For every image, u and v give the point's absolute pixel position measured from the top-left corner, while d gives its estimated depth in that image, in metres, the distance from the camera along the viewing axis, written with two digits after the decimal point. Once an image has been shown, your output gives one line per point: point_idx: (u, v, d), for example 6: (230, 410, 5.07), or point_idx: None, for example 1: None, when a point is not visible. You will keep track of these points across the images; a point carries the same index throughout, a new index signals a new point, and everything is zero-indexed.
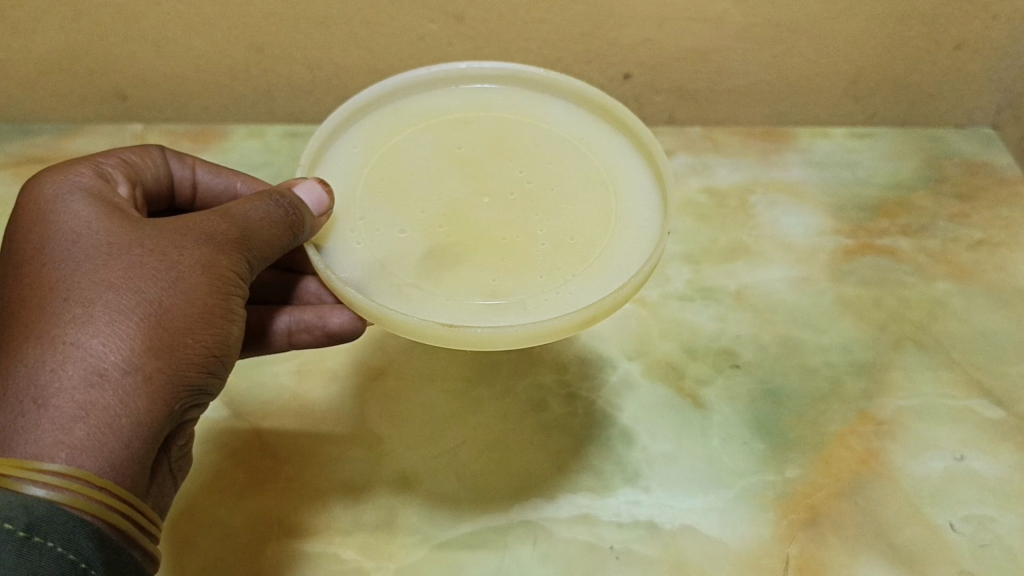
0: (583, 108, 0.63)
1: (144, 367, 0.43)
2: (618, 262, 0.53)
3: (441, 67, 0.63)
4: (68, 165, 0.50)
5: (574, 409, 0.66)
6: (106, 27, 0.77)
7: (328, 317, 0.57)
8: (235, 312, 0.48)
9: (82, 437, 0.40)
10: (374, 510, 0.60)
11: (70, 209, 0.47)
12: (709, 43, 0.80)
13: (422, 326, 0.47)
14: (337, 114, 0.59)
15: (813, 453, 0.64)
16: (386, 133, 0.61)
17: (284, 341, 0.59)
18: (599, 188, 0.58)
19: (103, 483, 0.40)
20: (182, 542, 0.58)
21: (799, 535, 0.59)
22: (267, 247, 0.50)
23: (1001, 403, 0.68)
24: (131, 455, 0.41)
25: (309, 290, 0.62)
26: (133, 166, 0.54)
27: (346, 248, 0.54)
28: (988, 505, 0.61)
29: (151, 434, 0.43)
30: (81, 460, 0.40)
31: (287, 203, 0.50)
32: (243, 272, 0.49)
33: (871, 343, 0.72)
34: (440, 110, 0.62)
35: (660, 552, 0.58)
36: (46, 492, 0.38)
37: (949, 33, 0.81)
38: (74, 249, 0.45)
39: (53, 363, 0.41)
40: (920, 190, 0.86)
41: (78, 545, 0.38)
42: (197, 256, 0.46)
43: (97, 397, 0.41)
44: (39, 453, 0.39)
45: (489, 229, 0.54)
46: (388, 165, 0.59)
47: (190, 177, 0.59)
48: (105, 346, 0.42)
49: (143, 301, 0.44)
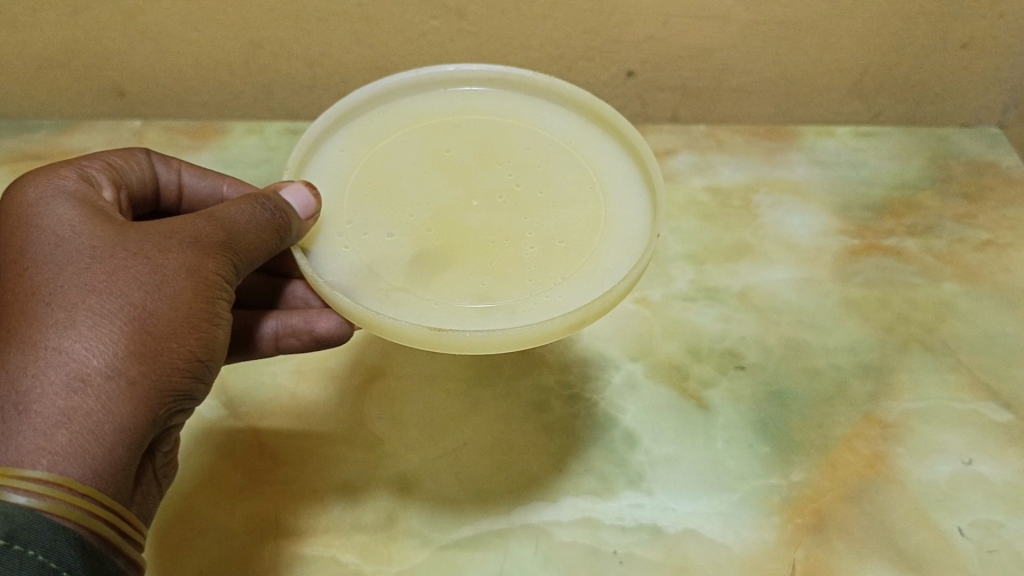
0: (572, 111, 0.62)
1: (128, 372, 0.42)
2: (607, 266, 0.52)
3: (429, 71, 0.62)
4: (52, 169, 0.49)
5: (575, 411, 0.65)
6: (103, 22, 0.77)
7: (316, 322, 0.56)
8: (221, 316, 0.47)
9: (64, 443, 0.39)
10: (373, 511, 0.59)
11: (53, 212, 0.46)
12: (714, 40, 0.79)
13: (408, 329, 0.46)
14: (326, 116, 0.59)
15: (818, 456, 0.63)
16: (376, 136, 0.60)
17: (271, 347, 0.58)
18: (589, 192, 0.57)
19: (86, 490, 0.39)
20: (177, 543, 0.57)
21: (804, 540, 0.58)
22: (253, 250, 0.49)
23: (1008, 406, 0.67)
24: (115, 461, 0.41)
25: (297, 294, 0.61)
26: (118, 170, 0.53)
27: (333, 252, 0.53)
28: (995, 510, 0.60)
29: (136, 440, 0.42)
30: (63, 466, 0.39)
31: (273, 206, 0.49)
32: (229, 276, 0.48)
33: (877, 345, 0.71)
34: (429, 114, 0.61)
35: (663, 556, 0.57)
36: (27, 500, 0.37)
37: (956, 32, 0.80)
38: (57, 253, 0.44)
39: (35, 369, 0.40)
40: (927, 189, 0.85)
41: (60, 553, 0.37)
42: (182, 259, 0.46)
43: (80, 403, 0.40)
44: (21, 459, 0.38)
45: (477, 233, 0.53)
46: (377, 168, 0.58)
47: (176, 181, 0.58)
48: (88, 351, 0.41)
49: (127, 305, 0.43)
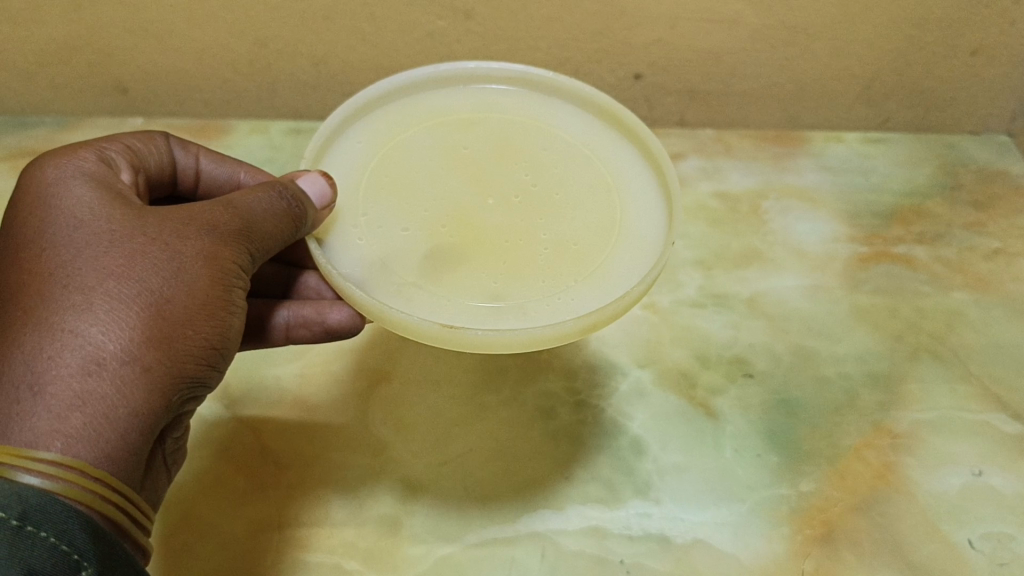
0: (590, 114, 0.61)
1: (143, 358, 0.41)
2: (621, 272, 0.51)
3: (450, 66, 0.61)
4: (71, 149, 0.48)
5: (583, 418, 0.65)
6: (106, 17, 0.76)
7: (328, 314, 0.55)
8: (236, 305, 0.46)
9: (78, 427, 0.38)
10: (379, 516, 0.58)
11: (71, 194, 0.45)
12: (722, 43, 0.78)
13: (419, 325, 0.45)
14: (342, 109, 0.57)
15: (828, 467, 0.62)
16: (392, 130, 0.59)
17: (282, 337, 0.57)
18: (604, 196, 0.56)
19: (98, 474, 0.38)
20: (180, 547, 0.56)
21: (814, 551, 0.58)
22: (268, 240, 0.48)
23: (1018, 417, 0.66)
24: (128, 447, 0.40)
25: (310, 285, 0.60)
26: (136, 153, 0.52)
27: (347, 245, 0.52)
28: (1006, 522, 0.60)
29: (149, 426, 0.41)
30: (76, 450, 0.38)
31: (290, 195, 0.48)
32: (244, 265, 0.47)
33: (886, 353, 0.70)
34: (447, 110, 0.61)
35: (672, 566, 0.56)
36: (39, 481, 0.36)
37: (965, 38, 0.79)
38: (74, 235, 0.43)
39: (50, 351, 0.39)
40: (935, 197, 0.84)
41: (73, 535, 0.36)
42: (200, 247, 0.45)
43: (95, 386, 0.39)
44: (33, 442, 0.37)
45: (493, 232, 0.53)
46: (392, 163, 0.57)
47: (194, 166, 0.57)
48: (104, 334, 0.40)
49: (144, 290, 0.42)
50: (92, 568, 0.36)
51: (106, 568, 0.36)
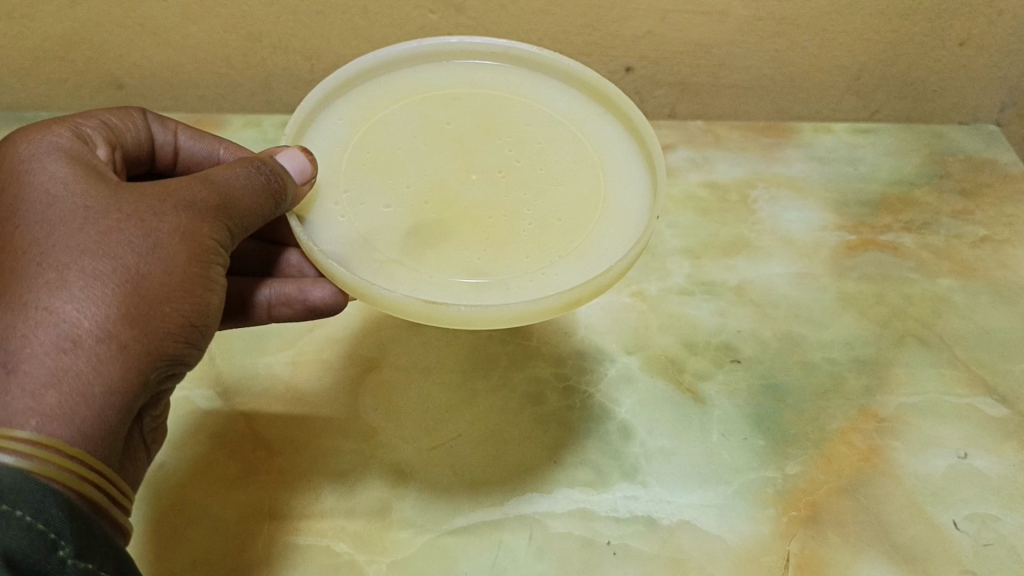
0: (574, 89, 0.62)
1: (119, 336, 0.42)
2: (604, 246, 0.52)
3: (432, 42, 0.62)
4: (45, 126, 0.49)
5: (571, 403, 0.65)
6: (102, 13, 0.77)
7: (310, 291, 0.56)
8: (215, 281, 0.47)
9: (53, 404, 0.39)
10: (367, 500, 0.59)
11: (45, 170, 0.45)
12: (712, 36, 0.79)
13: (402, 301, 0.46)
14: (324, 86, 0.58)
15: (813, 449, 0.63)
16: (375, 107, 0.59)
17: (265, 315, 0.58)
18: (588, 171, 0.57)
19: (75, 452, 0.39)
20: (170, 531, 0.57)
21: (799, 532, 0.58)
22: (247, 216, 0.49)
23: (1005, 402, 0.67)
24: (104, 424, 0.41)
25: (292, 264, 0.61)
26: (113, 130, 0.53)
27: (329, 221, 0.53)
28: (991, 504, 0.61)
29: (125, 403, 0.42)
30: (51, 428, 0.39)
31: (269, 170, 0.49)
32: (223, 241, 0.48)
33: (872, 339, 0.71)
34: (429, 86, 0.61)
35: (658, 547, 0.57)
36: (14, 460, 0.37)
37: (953, 29, 0.80)
38: (49, 212, 0.44)
39: (25, 329, 0.40)
40: (923, 186, 0.85)
41: (48, 514, 0.36)
42: (176, 223, 0.45)
43: (70, 363, 0.40)
44: (9, 420, 0.38)
45: (475, 207, 0.53)
46: (375, 139, 0.57)
47: (172, 142, 0.58)
48: (79, 312, 0.41)
49: (120, 268, 0.43)
50: (69, 547, 0.36)
51: (84, 546, 0.37)
